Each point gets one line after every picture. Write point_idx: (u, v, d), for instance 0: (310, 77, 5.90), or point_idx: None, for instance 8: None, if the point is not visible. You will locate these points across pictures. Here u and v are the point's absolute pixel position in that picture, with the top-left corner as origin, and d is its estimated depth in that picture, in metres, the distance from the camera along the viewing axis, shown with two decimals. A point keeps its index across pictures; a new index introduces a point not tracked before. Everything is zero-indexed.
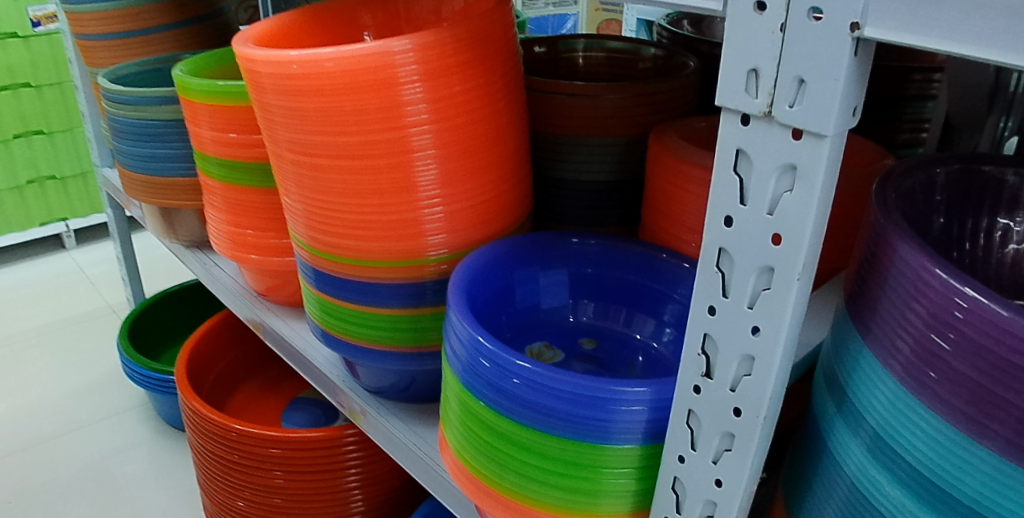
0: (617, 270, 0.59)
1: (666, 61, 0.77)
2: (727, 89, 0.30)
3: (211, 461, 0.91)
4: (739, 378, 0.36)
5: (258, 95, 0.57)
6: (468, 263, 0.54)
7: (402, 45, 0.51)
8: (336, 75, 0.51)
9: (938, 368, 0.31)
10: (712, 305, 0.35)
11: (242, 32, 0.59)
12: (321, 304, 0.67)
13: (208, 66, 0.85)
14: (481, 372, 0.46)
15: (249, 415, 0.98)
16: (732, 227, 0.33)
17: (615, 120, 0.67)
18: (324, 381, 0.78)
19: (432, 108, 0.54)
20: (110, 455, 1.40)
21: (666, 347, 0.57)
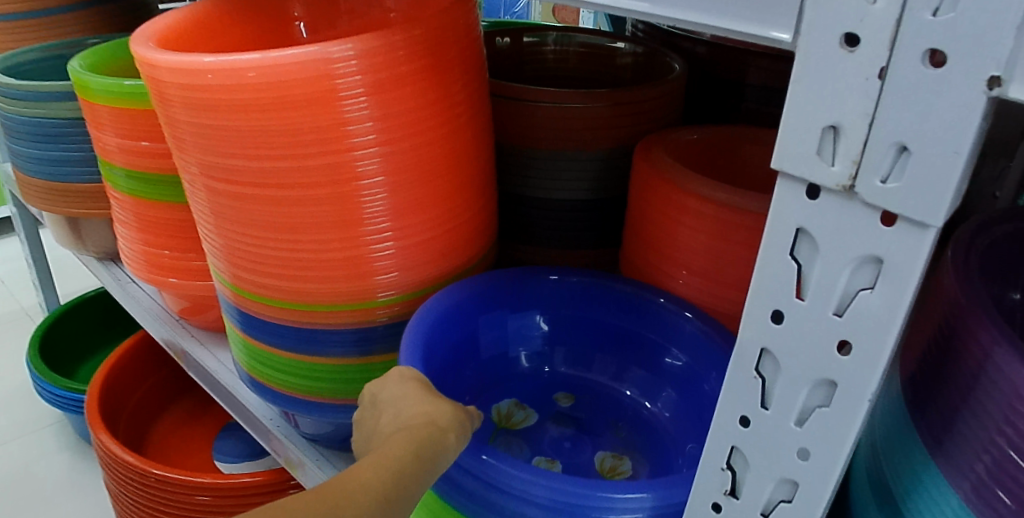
0: (603, 313, 0.51)
1: (648, 60, 0.69)
2: (790, 148, 0.22)
3: (130, 508, 0.80)
4: (776, 503, 0.28)
5: (161, 106, 0.47)
6: (421, 314, 0.45)
7: (343, 51, 0.42)
8: (260, 88, 0.41)
9: (1011, 491, 0.24)
10: (745, 415, 0.28)
11: (142, 29, 0.48)
12: (249, 348, 0.58)
13: (111, 59, 0.73)
14: None
15: (173, 452, 0.88)
16: (781, 324, 0.25)
17: (592, 132, 0.59)
18: (255, 424, 0.68)
19: (380, 126, 0.44)
20: (21, 477, 1.26)
21: (661, 409, 0.51)
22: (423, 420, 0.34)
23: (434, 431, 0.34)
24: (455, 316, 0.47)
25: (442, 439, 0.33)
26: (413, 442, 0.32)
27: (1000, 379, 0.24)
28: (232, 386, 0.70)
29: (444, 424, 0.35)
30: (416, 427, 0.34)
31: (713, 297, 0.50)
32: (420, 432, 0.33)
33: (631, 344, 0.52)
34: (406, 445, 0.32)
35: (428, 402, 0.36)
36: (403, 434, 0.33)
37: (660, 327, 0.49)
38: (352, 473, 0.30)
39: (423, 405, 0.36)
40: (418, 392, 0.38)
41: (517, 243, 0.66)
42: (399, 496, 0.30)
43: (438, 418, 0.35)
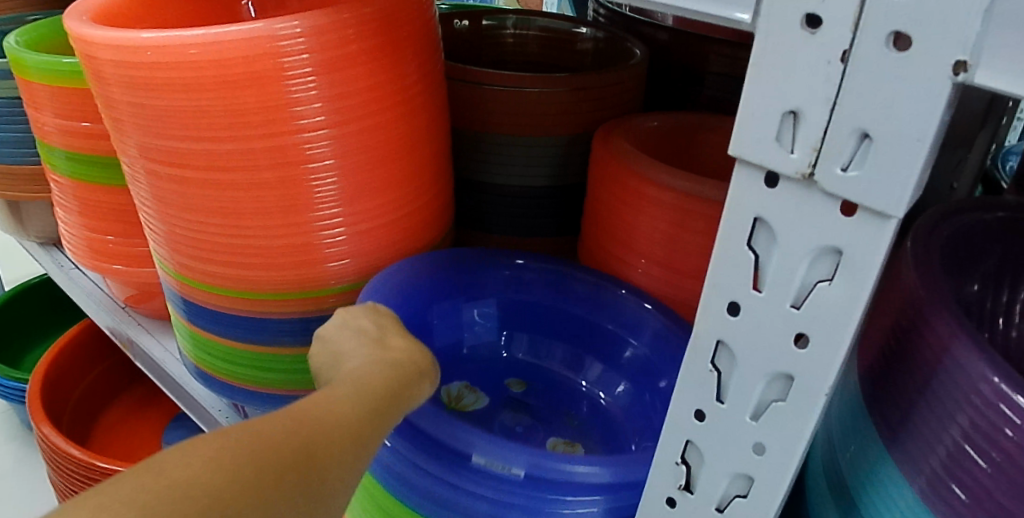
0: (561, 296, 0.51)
1: (609, 46, 0.67)
2: (749, 135, 0.21)
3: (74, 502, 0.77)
4: (731, 498, 0.28)
5: (97, 85, 0.44)
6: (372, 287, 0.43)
7: (289, 28, 0.39)
8: (201, 67, 0.39)
9: (966, 487, 0.23)
10: (700, 409, 0.27)
11: (76, 2, 0.45)
12: (194, 338, 0.55)
13: (49, 35, 0.69)
14: (384, 456, 0.36)
15: (121, 444, 0.85)
16: (736, 317, 0.24)
17: (553, 117, 0.57)
18: (205, 415, 0.66)
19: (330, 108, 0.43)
20: None
21: (617, 401, 0.50)
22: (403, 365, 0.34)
23: (414, 372, 0.34)
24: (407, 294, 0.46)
25: (421, 382, 0.34)
26: (396, 378, 0.33)
27: (954, 372, 0.24)
28: (179, 377, 0.67)
29: (420, 372, 0.35)
30: (402, 366, 0.34)
31: (673, 285, 0.49)
32: (404, 371, 0.34)
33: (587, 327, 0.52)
34: (393, 382, 0.32)
35: (407, 349, 0.36)
36: (383, 374, 0.33)
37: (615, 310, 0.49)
38: (331, 411, 0.28)
39: (403, 351, 0.36)
40: (397, 338, 0.37)
41: (476, 230, 0.64)
42: (372, 433, 0.29)
43: (419, 359, 0.36)
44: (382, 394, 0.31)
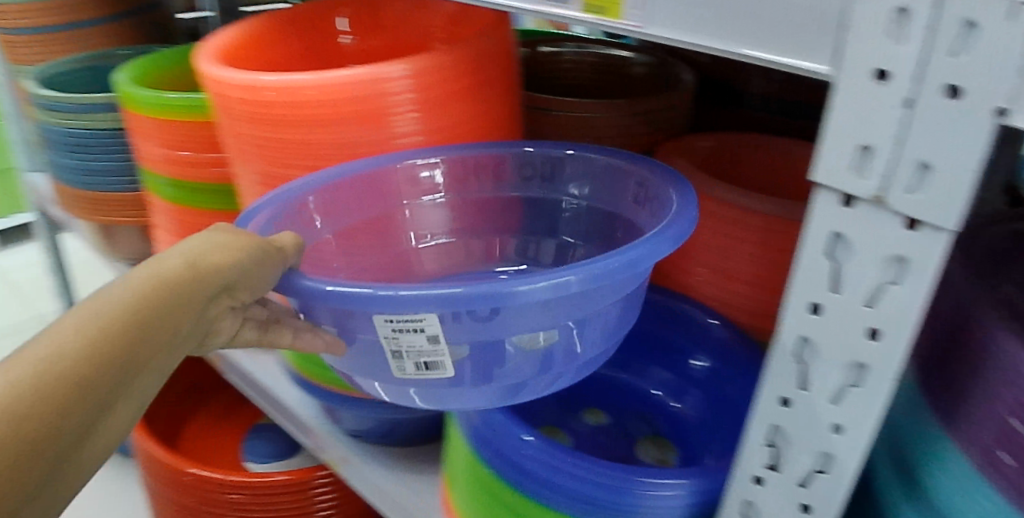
0: (519, 185, 0.54)
1: (657, 70, 0.72)
2: (828, 164, 0.26)
3: (159, 501, 0.74)
4: (810, 474, 0.32)
5: (224, 119, 0.50)
6: (287, 201, 0.44)
7: (395, 72, 0.45)
8: (319, 105, 0.45)
9: (1016, 455, 0.27)
10: (785, 397, 0.31)
11: (204, 44, 0.51)
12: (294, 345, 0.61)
13: (151, 71, 0.76)
14: (493, 441, 0.42)
15: (204, 446, 0.88)
16: (817, 315, 0.29)
17: (612, 140, 0.62)
18: (292, 418, 0.63)
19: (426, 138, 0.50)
20: None
21: (688, 409, 0.56)
22: (176, 277, 0.32)
23: (188, 286, 0.32)
24: (343, 197, 0.48)
25: (199, 295, 0.32)
26: (160, 306, 0.31)
27: (1001, 360, 0.28)
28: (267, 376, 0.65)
29: (199, 276, 0.33)
30: (173, 287, 0.32)
31: (600, 235, 0.52)
32: (174, 294, 0.32)
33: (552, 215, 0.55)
34: (156, 308, 0.31)
35: (179, 250, 0.33)
36: (145, 292, 0.31)
37: (565, 170, 0.52)
38: (33, 377, 0.26)
39: (191, 251, 0.33)
40: (189, 244, 0.34)
41: None
42: (116, 378, 0.28)
43: (201, 263, 0.33)
44: (132, 326, 0.30)
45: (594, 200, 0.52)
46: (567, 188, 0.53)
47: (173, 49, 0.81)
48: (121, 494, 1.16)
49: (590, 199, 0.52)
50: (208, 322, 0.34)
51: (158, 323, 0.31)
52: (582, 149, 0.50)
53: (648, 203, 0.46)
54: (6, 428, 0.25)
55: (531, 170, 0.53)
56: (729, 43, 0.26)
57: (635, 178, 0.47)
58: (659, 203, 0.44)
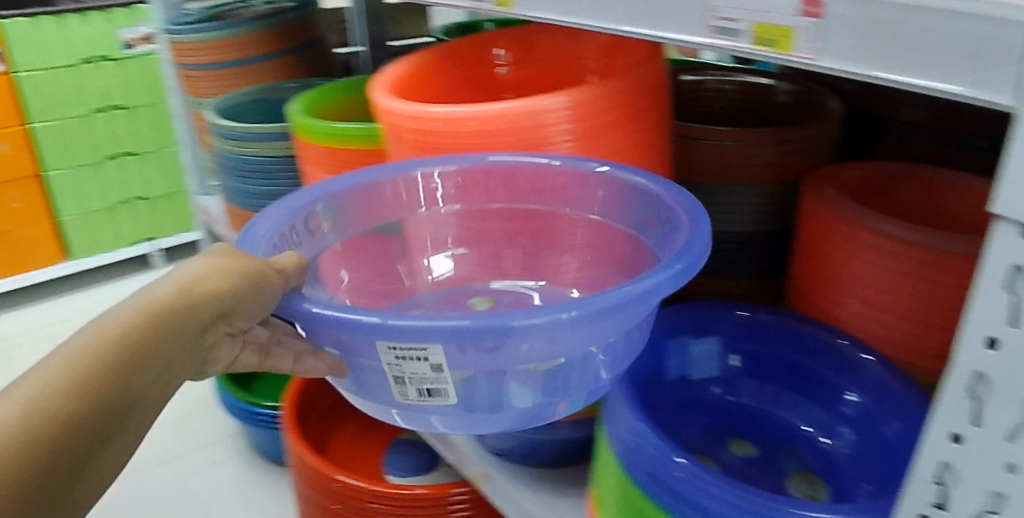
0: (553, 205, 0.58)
1: (802, 99, 0.71)
2: (1009, 195, 0.25)
3: (307, 503, 0.78)
4: (982, 515, 0.31)
5: (395, 148, 0.55)
6: (294, 213, 0.50)
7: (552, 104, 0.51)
8: (484, 135, 0.53)
9: None
10: (956, 433, 0.31)
11: (377, 76, 0.57)
12: None
13: (319, 103, 0.84)
14: (642, 460, 0.44)
15: (348, 458, 0.94)
16: (994, 349, 0.28)
17: (760, 168, 0.62)
18: (438, 434, 0.68)
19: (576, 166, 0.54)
20: (193, 471, 1.34)
21: (838, 446, 0.56)
22: (170, 302, 0.36)
23: (185, 312, 0.36)
24: (356, 199, 0.56)
25: (191, 320, 0.36)
26: (156, 331, 0.35)
27: None
28: None
29: (193, 302, 0.36)
30: (167, 312, 0.35)
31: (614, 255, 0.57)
32: (169, 319, 0.35)
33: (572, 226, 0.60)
34: (153, 332, 0.35)
35: (176, 276, 0.37)
36: (150, 313, 0.35)
37: (584, 193, 0.55)
38: (38, 399, 0.30)
39: (186, 272, 0.37)
40: (187, 269, 0.38)
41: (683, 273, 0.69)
42: (115, 398, 0.32)
43: (195, 289, 0.37)
44: (130, 351, 0.34)
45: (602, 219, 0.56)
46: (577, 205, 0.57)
47: (336, 83, 0.89)
48: (273, 498, 1.27)
49: (602, 217, 0.56)
50: (215, 343, 0.38)
51: (162, 345, 0.35)
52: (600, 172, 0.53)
53: (659, 225, 0.49)
54: (16, 445, 0.29)
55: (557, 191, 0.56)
56: (859, 67, 0.29)
57: (650, 210, 0.51)
58: (671, 229, 0.47)
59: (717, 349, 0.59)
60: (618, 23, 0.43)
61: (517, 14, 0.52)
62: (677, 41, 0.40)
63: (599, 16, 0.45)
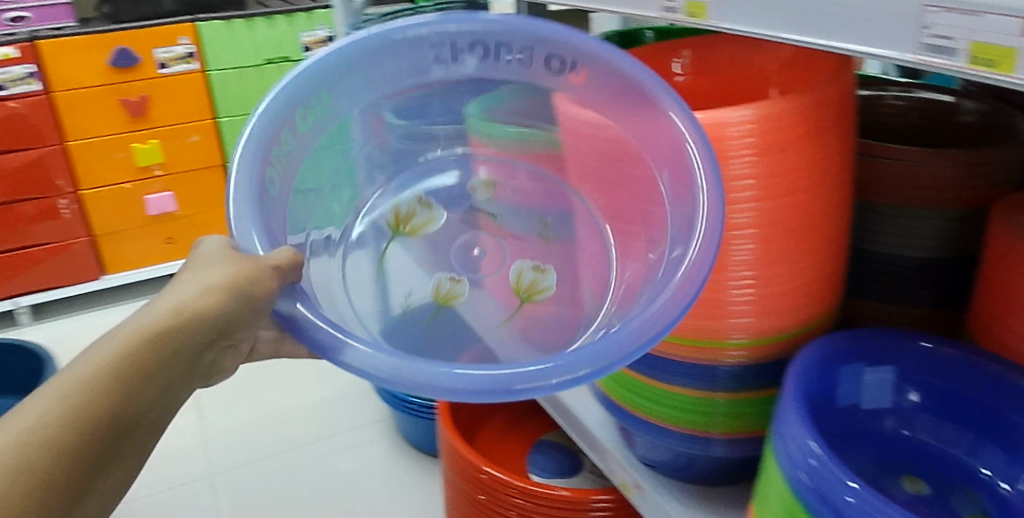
0: (511, 65, 0.59)
1: (990, 121, 0.67)
2: None
3: (456, 493, 0.83)
4: None
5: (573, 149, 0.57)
6: (263, 164, 0.52)
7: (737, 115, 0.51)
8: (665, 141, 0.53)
9: None
10: None
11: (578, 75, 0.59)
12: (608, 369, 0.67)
13: None
14: (815, 482, 0.45)
15: (494, 449, 0.96)
16: None
17: (943, 192, 0.59)
18: (591, 441, 0.74)
19: (760, 182, 0.53)
20: (341, 449, 1.43)
21: (1021, 495, 0.52)
22: (170, 318, 0.47)
23: (181, 325, 0.48)
24: (529, 108, 0.66)
25: (185, 330, 0.48)
26: (161, 343, 0.46)
27: None
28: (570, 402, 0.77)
29: (188, 316, 0.48)
30: (169, 328, 0.47)
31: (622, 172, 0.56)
32: (171, 332, 0.47)
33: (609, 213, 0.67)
34: (160, 345, 0.46)
35: (177, 297, 0.49)
36: (167, 323, 0.47)
37: (629, 106, 0.54)
38: (71, 412, 0.41)
39: (181, 294, 0.49)
40: (185, 289, 0.49)
41: (853, 297, 0.67)
42: (131, 401, 0.44)
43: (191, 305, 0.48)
44: (142, 362, 0.45)
45: (593, 97, 0.56)
46: (574, 85, 0.57)
47: None
48: (419, 486, 1.32)
49: (574, 86, 0.57)
50: (217, 343, 0.51)
51: (180, 348, 0.47)
52: (604, 53, 0.54)
53: (682, 185, 0.50)
54: (55, 446, 0.39)
55: (553, 63, 0.57)
56: None
57: (673, 156, 0.51)
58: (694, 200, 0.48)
59: (891, 379, 0.56)
60: (817, 36, 0.42)
61: (713, 26, 0.51)
62: (879, 57, 0.39)
63: (795, 28, 0.44)
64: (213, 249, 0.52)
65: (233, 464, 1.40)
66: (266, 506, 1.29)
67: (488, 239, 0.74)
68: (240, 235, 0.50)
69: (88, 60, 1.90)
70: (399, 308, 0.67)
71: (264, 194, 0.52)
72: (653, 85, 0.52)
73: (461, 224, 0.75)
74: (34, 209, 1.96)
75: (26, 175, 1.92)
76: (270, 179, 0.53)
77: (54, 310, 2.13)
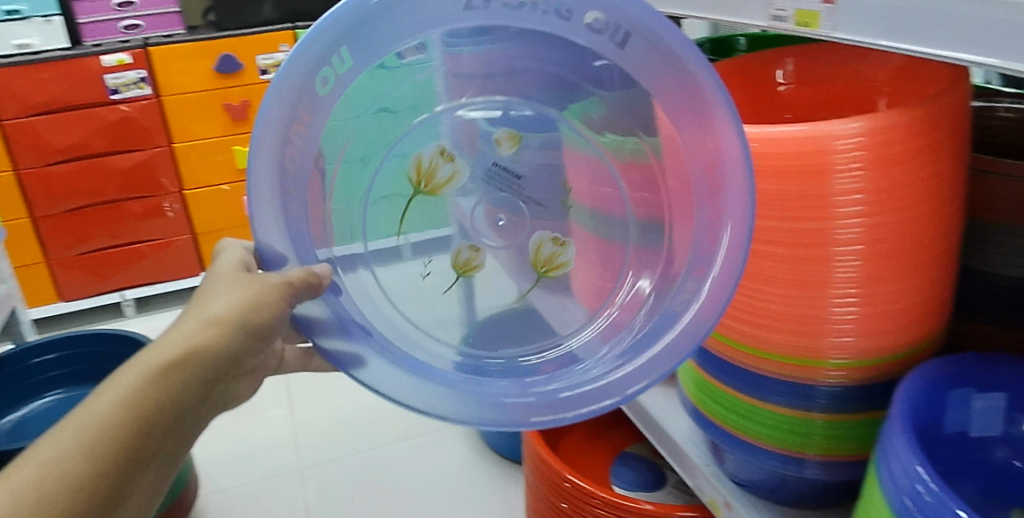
0: (563, 22, 0.48)
1: None
2: None
3: (541, 501, 0.85)
4: None
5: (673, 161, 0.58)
6: (282, 157, 0.49)
7: (847, 129, 0.49)
8: (768, 154, 0.51)
9: None
10: None
11: None
12: (699, 383, 0.67)
13: None
14: (919, 508, 0.44)
15: (579, 461, 0.99)
16: None
17: None
18: (680, 455, 0.74)
19: (868, 198, 0.50)
20: (422, 450, 1.45)
21: None
22: (193, 330, 0.51)
23: (205, 335, 0.51)
24: (627, 116, 0.58)
25: (209, 339, 0.51)
26: (186, 353, 0.50)
27: None
28: (659, 416, 0.77)
29: (211, 327, 0.52)
30: (193, 339, 0.51)
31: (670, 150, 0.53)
32: (197, 344, 0.51)
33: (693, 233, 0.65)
34: (186, 355, 0.50)
35: (201, 311, 0.53)
36: (193, 334, 0.51)
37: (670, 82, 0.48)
38: (104, 419, 0.44)
39: (205, 308, 0.53)
40: (208, 304, 0.53)
41: (964, 321, 0.63)
42: (161, 407, 0.47)
43: (214, 316, 0.52)
44: (170, 372, 0.48)
45: (633, 70, 0.49)
46: (627, 58, 0.49)
47: None
48: (501, 490, 1.33)
49: (625, 55, 0.48)
50: (242, 357, 0.54)
51: (206, 356, 0.51)
52: (665, 34, 0.46)
53: (709, 172, 0.49)
54: (89, 450, 0.43)
55: (606, 25, 0.47)
56: None
57: (714, 159, 0.48)
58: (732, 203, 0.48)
59: (1004, 407, 0.53)
60: (921, 44, 0.41)
61: (823, 35, 0.49)
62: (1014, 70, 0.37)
63: (898, 37, 0.43)
64: (228, 266, 0.56)
65: (316, 460, 1.44)
66: (344, 501, 1.33)
67: (506, 201, 0.67)
68: (260, 236, 0.51)
69: (192, 69, 2.11)
70: (420, 280, 0.63)
71: (288, 188, 0.51)
72: (701, 71, 0.46)
73: (483, 182, 0.66)
74: (141, 207, 2.21)
75: (137, 175, 2.16)
76: (303, 171, 0.52)
77: (157, 306, 2.36)
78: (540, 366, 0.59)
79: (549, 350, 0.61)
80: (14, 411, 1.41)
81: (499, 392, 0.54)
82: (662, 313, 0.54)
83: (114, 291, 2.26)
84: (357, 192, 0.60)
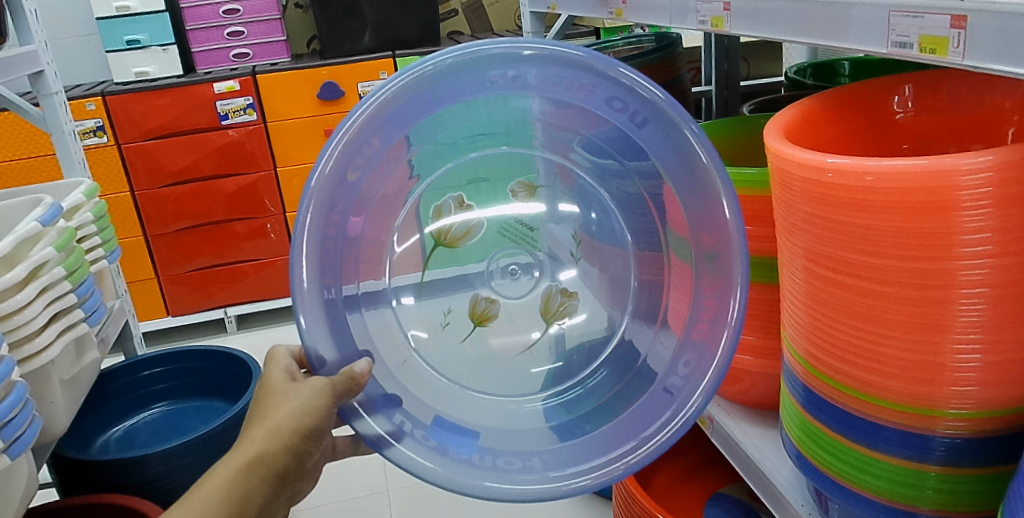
0: (590, 98, 0.56)
1: None
2: None
3: None
4: None
5: (785, 194, 0.55)
6: (324, 246, 0.55)
7: (975, 163, 0.43)
8: (881, 190, 0.47)
9: None
10: None
11: (769, 122, 0.59)
12: (803, 424, 0.64)
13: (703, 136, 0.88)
14: None
15: (671, 501, 0.97)
16: None
17: None
18: (781, 502, 0.72)
19: (996, 238, 0.45)
20: None
21: None
22: (261, 436, 0.56)
23: (270, 441, 0.56)
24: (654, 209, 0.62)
25: (274, 446, 0.56)
26: (256, 460, 0.56)
27: None
28: (760, 462, 0.75)
29: (274, 432, 0.57)
30: (263, 446, 0.56)
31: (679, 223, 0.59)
32: (266, 451, 0.56)
33: (782, 269, 0.62)
34: (257, 461, 0.56)
35: (266, 416, 0.58)
36: (263, 439, 0.56)
37: (668, 157, 0.56)
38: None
39: (269, 414, 0.57)
40: (269, 408, 0.58)
41: None
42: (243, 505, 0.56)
43: (277, 422, 0.57)
44: (246, 477, 0.56)
45: (647, 147, 0.57)
46: (644, 138, 0.56)
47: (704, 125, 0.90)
48: None
49: (642, 134, 0.56)
50: (307, 453, 0.59)
51: (274, 460, 0.57)
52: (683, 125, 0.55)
53: (706, 247, 0.57)
54: None
55: (626, 110, 0.55)
56: None
57: (717, 245, 0.56)
58: (716, 281, 0.57)
59: None
60: None
61: (953, 63, 0.46)
62: None
63: None
64: (282, 374, 0.60)
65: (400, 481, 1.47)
66: None
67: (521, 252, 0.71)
68: (313, 347, 0.56)
69: (294, 96, 2.21)
70: (440, 329, 0.68)
71: (327, 288, 0.55)
72: (719, 174, 0.55)
73: (499, 236, 0.71)
74: (246, 228, 2.34)
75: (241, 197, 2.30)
76: (341, 251, 0.56)
77: (255, 324, 2.52)
78: (564, 411, 0.64)
79: (570, 389, 0.65)
80: (122, 421, 1.48)
81: (524, 470, 0.57)
82: (658, 388, 0.60)
83: (217, 306, 2.42)
84: (385, 260, 0.63)
